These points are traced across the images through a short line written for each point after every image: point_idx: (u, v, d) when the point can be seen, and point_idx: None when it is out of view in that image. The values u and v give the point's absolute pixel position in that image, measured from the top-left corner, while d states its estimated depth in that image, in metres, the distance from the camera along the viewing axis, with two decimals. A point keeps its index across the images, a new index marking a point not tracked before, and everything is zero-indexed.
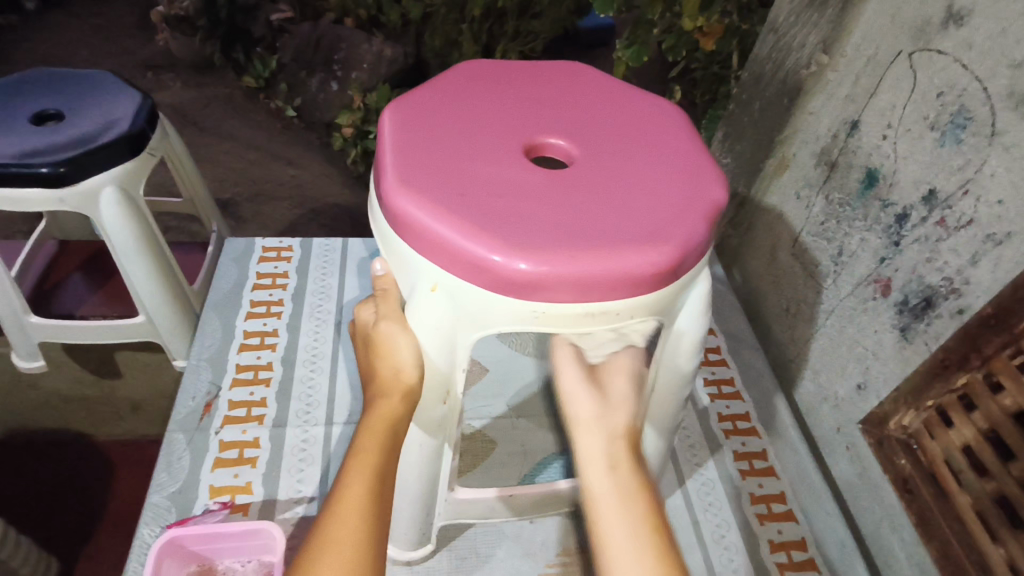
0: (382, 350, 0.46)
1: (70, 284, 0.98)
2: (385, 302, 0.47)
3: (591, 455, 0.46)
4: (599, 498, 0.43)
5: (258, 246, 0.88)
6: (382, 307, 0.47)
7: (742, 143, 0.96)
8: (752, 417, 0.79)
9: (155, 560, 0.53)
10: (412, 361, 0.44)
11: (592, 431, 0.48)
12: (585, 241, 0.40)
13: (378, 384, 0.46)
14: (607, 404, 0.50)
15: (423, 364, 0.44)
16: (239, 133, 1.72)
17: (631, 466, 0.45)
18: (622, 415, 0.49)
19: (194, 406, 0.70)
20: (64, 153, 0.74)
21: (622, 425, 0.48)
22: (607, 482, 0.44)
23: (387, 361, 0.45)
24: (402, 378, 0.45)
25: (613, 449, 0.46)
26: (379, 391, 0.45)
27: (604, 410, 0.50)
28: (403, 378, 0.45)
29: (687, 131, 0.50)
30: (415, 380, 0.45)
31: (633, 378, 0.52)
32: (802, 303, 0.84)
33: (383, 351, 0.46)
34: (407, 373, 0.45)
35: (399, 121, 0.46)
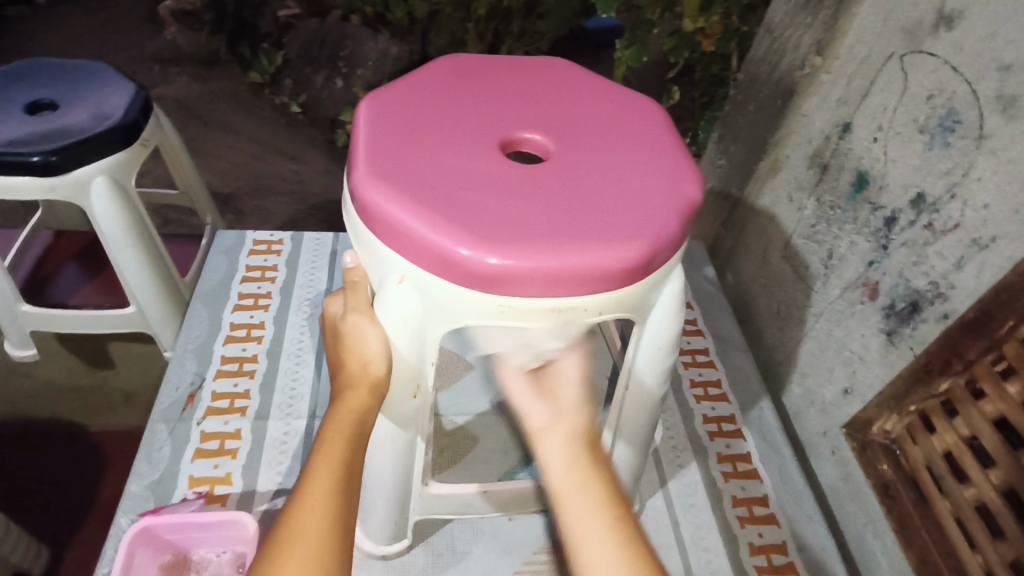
0: (350, 343, 0.46)
1: (64, 273, 0.99)
2: (353, 296, 0.47)
3: (550, 455, 0.49)
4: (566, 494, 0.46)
5: (248, 239, 0.89)
6: (350, 300, 0.47)
7: (737, 145, 0.96)
8: (738, 419, 0.78)
9: (127, 548, 0.54)
10: (380, 353, 0.44)
11: (548, 436, 0.51)
12: (554, 236, 0.40)
13: (344, 376, 0.45)
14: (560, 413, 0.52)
15: (390, 356, 0.44)
16: (242, 128, 1.72)
17: (587, 462, 0.48)
18: (573, 418, 0.52)
19: (176, 397, 0.70)
20: (57, 142, 0.75)
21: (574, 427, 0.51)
22: (571, 486, 0.46)
23: (354, 353, 0.45)
24: (369, 371, 0.44)
25: (571, 453, 0.49)
26: (345, 383, 0.44)
27: (558, 416, 0.52)
28: (370, 370, 0.44)
29: (665, 128, 0.49)
30: (382, 372, 0.44)
31: (577, 375, 0.54)
32: (791, 305, 0.83)
33: (351, 343, 0.45)
34: (374, 365, 0.44)
35: (374, 113, 0.46)
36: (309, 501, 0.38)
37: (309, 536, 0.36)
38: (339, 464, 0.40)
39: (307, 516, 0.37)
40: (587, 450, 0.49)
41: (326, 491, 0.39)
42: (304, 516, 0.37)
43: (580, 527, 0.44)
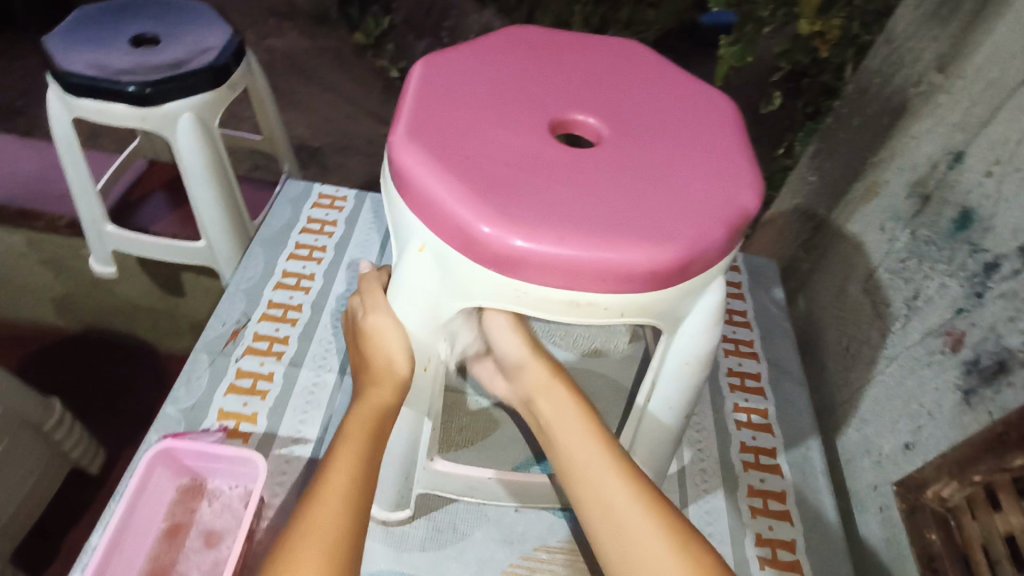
0: (372, 339, 0.45)
1: (150, 201, 1.05)
2: (372, 293, 0.46)
3: (559, 435, 0.49)
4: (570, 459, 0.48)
5: (314, 191, 0.91)
6: (369, 300, 0.46)
7: (833, 161, 0.88)
8: (779, 454, 0.73)
9: (147, 465, 0.56)
10: (403, 352, 0.44)
11: (551, 404, 0.51)
12: (584, 226, 0.37)
13: (370, 372, 0.46)
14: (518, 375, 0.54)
15: (411, 344, 0.44)
16: (340, 86, 1.77)
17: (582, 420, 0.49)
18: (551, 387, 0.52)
19: (221, 332, 0.73)
20: (152, 75, 0.79)
21: (572, 402, 0.50)
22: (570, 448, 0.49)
23: (378, 348, 0.45)
24: (394, 370, 0.45)
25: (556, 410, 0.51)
26: (370, 380, 0.45)
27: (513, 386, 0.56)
28: (395, 367, 0.45)
29: (733, 127, 0.45)
30: (407, 372, 0.45)
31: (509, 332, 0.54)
32: (863, 343, 0.76)
33: (373, 341, 0.45)
34: (399, 364, 0.44)
35: (427, 76, 0.45)
36: (322, 504, 0.40)
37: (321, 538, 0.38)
38: (356, 468, 0.42)
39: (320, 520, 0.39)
40: (595, 429, 0.49)
41: (341, 494, 0.40)
42: (317, 519, 0.39)
43: (612, 507, 0.45)
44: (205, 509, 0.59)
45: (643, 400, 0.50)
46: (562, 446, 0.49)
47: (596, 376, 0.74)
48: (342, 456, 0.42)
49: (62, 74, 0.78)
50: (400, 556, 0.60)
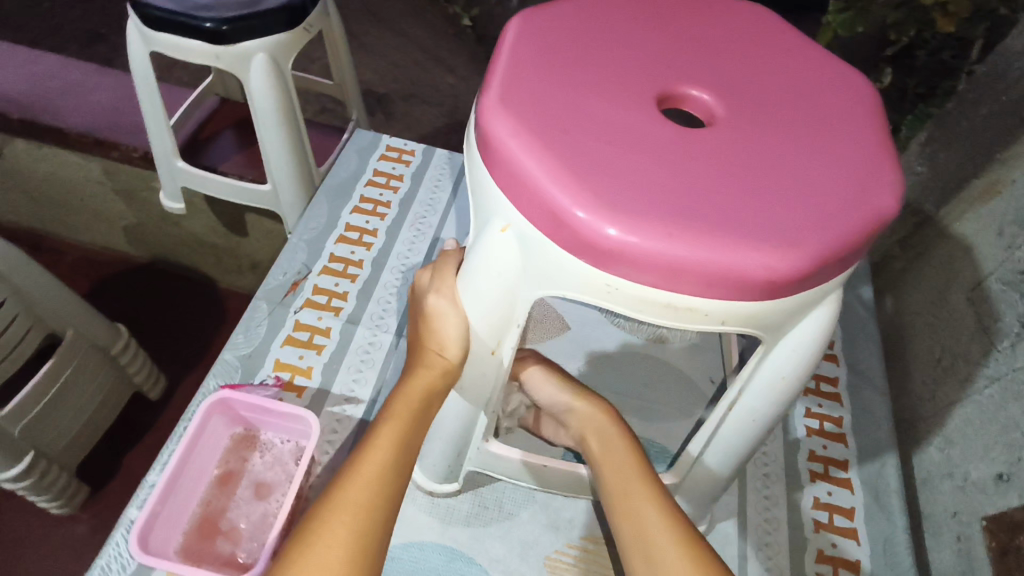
0: (431, 322, 0.44)
1: (220, 140, 1.05)
2: (438, 273, 0.45)
3: (604, 459, 0.49)
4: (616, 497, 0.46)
5: (383, 143, 0.88)
6: (435, 278, 0.45)
7: (949, 152, 0.79)
8: (851, 467, 0.68)
9: (205, 413, 0.56)
10: (457, 339, 0.42)
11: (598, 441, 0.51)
12: (693, 222, 0.32)
13: (422, 354, 0.45)
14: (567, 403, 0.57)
15: (468, 340, 0.42)
16: (411, 32, 1.72)
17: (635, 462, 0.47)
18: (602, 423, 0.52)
19: (282, 281, 0.72)
20: (230, 12, 0.76)
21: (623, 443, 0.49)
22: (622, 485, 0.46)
23: (433, 332, 0.44)
24: (445, 356, 0.44)
25: (608, 446, 0.50)
26: (419, 362, 0.44)
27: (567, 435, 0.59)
28: (447, 354, 0.44)
29: (868, 114, 0.39)
30: (457, 359, 0.43)
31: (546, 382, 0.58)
32: (959, 358, 0.69)
33: (428, 325, 0.44)
34: (451, 352, 0.43)
35: (524, 34, 0.40)
36: (359, 477, 0.38)
37: (353, 510, 0.36)
38: (398, 445, 0.40)
39: (353, 492, 0.37)
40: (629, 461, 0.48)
41: (378, 470, 0.39)
42: (349, 490, 0.37)
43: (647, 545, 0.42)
44: (256, 460, 0.59)
45: (696, 449, 0.49)
46: (604, 484, 0.48)
47: (661, 364, 0.69)
48: (387, 431, 0.41)
49: (143, 6, 0.76)
50: (445, 529, 0.59)
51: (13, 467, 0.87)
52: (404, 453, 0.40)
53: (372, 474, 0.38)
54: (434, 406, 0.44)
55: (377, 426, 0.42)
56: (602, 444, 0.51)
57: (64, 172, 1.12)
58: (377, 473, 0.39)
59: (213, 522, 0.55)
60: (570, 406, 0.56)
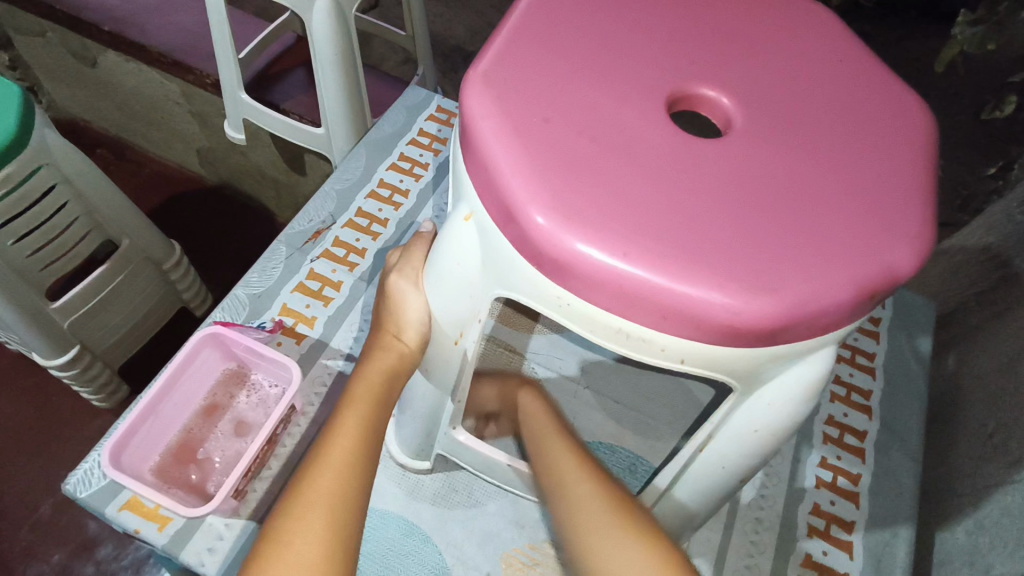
0: (395, 303, 0.44)
1: (289, 77, 1.06)
2: (410, 254, 0.45)
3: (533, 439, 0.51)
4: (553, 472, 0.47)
5: (434, 102, 0.86)
6: (407, 258, 0.45)
7: None
8: (856, 531, 0.62)
9: (197, 344, 0.57)
10: (418, 321, 0.41)
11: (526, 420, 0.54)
12: (660, 243, 0.29)
13: (381, 334, 0.44)
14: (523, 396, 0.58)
15: (429, 326, 0.41)
16: None
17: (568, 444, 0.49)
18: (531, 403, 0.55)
19: (305, 228, 0.73)
20: None
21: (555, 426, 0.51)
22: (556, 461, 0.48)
23: (398, 314, 0.43)
24: (403, 339, 0.43)
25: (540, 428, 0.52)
26: (377, 342, 0.43)
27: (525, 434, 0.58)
28: (404, 337, 0.43)
29: (915, 151, 0.34)
30: (416, 345, 0.42)
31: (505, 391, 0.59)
32: (1012, 437, 0.60)
33: (392, 305, 0.44)
34: (408, 335, 0.42)
35: (536, 6, 0.37)
36: (329, 463, 0.37)
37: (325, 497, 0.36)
38: (365, 431, 0.40)
39: (322, 479, 0.36)
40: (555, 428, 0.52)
41: (346, 456, 0.38)
42: (319, 478, 0.37)
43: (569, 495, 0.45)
44: (242, 398, 0.60)
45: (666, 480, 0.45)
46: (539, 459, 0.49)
47: (668, 381, 0.66)
48: (353, 415, 0.40)
49: None
50: (408, 503, 0.58)
51: (60, 356, 0.93)
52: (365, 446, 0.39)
53: (341, 460, 0.37)
54: (397, 391, 0.43)
55: (339, 415, 0.40)
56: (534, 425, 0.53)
57: (149, 88, 1.17)
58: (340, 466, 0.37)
59: (191, 450, 0.57)
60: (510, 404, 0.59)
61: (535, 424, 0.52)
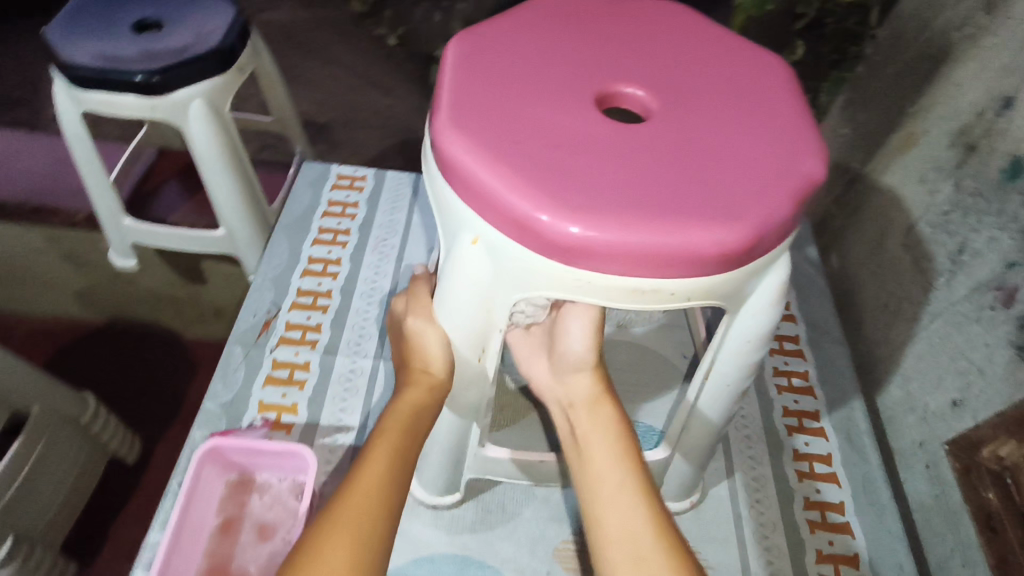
0: (412, 343, 0.47)
1: (165, 190, 1.03)
2: (414, 297, 0.48)
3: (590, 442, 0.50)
4: (604, 480, 0.47)
5: (333, 173, 0.89)
6: (412, 302, 0.48)
7: (867, 112, 0.83)
8: (823, 417, 0.72)
9: (198, 464, 0.56)
10: (441, 355, 0.45)
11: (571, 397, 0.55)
12: (645, 211, 0.35)
13: (407, 375, 0.47)
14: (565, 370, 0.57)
15: (451, 355, 0.45)
16: (340, 57, 1.68)
17: (625, 450, 0.49)
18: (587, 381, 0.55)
19: (253, 323, 0.72)
20: (161, 62, 0.76)
21: (612, 425, 0.51)
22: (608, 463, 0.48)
23: (417, 354, 0.47)
24: (431, 372, 0.46)
25: (596, 422, 0.51)
26: (406, 381, 0.46)
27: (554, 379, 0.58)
28: (431, 369, 0.46)
29: (785, 93, 0.43)
30: (444, 374, 0.46)
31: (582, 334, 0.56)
32: (904, 300, 0.73)
33: (412, 346, 0.47)
34: (436, 367, 0.46)
35: (463, 56, 0.43)
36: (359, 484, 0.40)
37: (356, 514, 0.38)
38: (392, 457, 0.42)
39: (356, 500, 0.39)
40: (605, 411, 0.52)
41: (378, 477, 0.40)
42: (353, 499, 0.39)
43: (616, 508, 0.45)
44: (256, 502, 0.59)
45: (684, 419, 0.53)
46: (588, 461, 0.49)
47: (635, 348, 0.73)
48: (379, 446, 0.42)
49: (67, 66, 0.75)
50: (453, 538, 0.60)
51: None
52: (400, 465, 0.42)
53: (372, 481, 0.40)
54: (429, 422, 0.45)
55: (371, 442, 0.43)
56: (591, 421, 0.52)
57: None
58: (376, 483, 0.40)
59: (222, 571, 0.55)
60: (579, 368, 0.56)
61: (592, 422, 0.52)
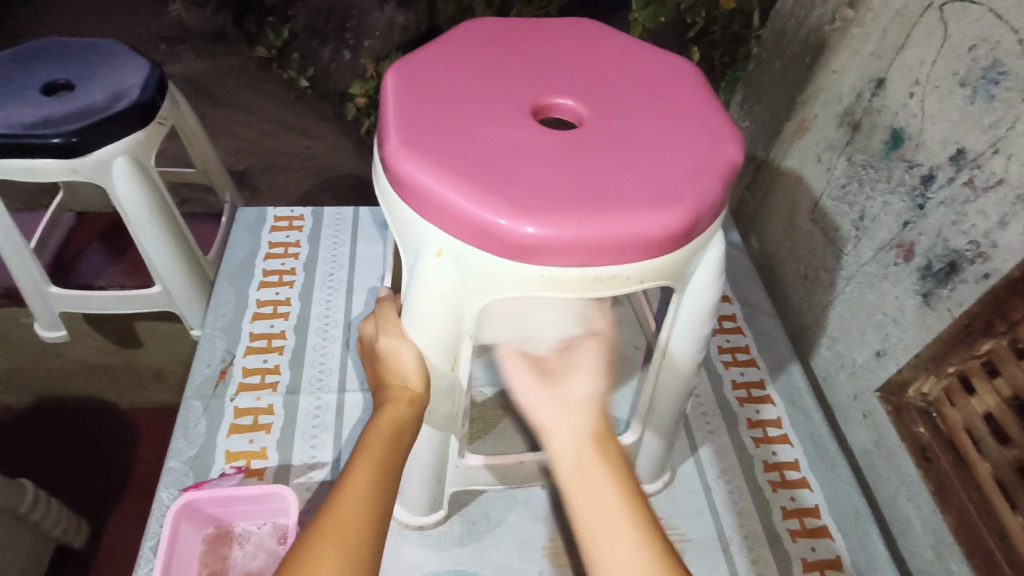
0: (386, 361, 0.48)
1: (88, 254, 0.99)
2: (383, 317, 0.50)
3: (575, 468, 0.46)
4: (585, 501, 0.44)
5: (269, 216, 0.88)
6: (382, 321, 0.49)
7: (761, 105, 0.92)
8: (767, 385, 0.78)
9: (173, 521, 0.55)
10: (416, 369, 0.47)
11: (557, 432, 0.49)
12: (594, 205, 0.39)
13: (385, 391, 0.48)
14: (568, 400, 0.51)
15: (425, 366, 0.47)
16: (252, 104, 1.66)
17: (605, 469, 0.46)
18: (585, 411, 0.50)
19: (208, 374, 0.71)
20: (79, 122, 0.74)
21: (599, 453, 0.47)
22: (583, 477, 0.46)
23: (392, 370, 0.48)
24: (409, 386, 0.47)
25: (579, 443, 0.48)
26: (385, 397, 0.47)
27: (559, 405, 0.51)
28: (410, 384, 0.47)
29: (698, 90, 0.49)
30: (421, 387, 0.47)
31: (589, 369, 0.53)
32: (820, 269, 0.80)
33: (387, 362, 0.48)
34: (414, 381, 0.47)
35: (403, 84, 0.45)
36: (345, 496, 0.39)
37: (343, 525, 0.38)
38: (377, 469, 0.42)
39: (343, 511, 0.38)
40: (603, 448, 0.47)
41: (365, 488, 0.40)
42: (340, 511, 0.38)
43: (604, 532, 0.42)
44: (237, 553, 0.57)
45: (647, 400, 0.57)
46: (574, 489, 0.45)
47: None
48: (363, 459, 0.42)
49: None
50: (443, 556, 0.61)
51: None
52: (385, 475, 0.42)
53: (359, 492, 0.40)
54: (411, 435, 0.46)
55: (354, 456, 0.43)
56: (575, 448, 0.48)
57: None
58: (364, 494, 0.40)
59: None
60: (580, 399, 0.51)
61: (576, 447, 0.48)
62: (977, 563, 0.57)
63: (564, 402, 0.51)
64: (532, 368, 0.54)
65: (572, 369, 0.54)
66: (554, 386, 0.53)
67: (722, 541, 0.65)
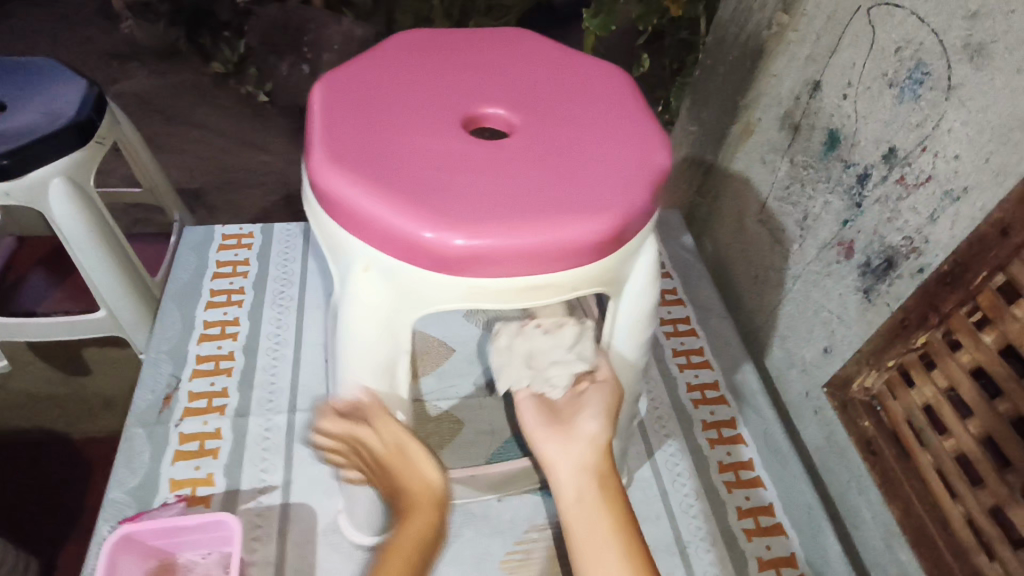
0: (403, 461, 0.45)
1: (30, 280, 0.95)
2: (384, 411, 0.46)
3: (578, 522, 0.44)
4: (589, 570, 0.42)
5: (217, 234, 0.87)
6: (383, 418, 0.45)
7: (707, 110, 0.93)
8: (721, 385, 0.79)
9: (110, 554, 0.53)
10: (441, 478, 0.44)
11: (560, 471, 0.46)
12: (522, 214, 0.39)
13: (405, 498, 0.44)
14: (573, 437, 0.48)
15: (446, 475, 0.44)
16: (206, 120, 1.63)
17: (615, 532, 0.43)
18: (588, 450, 0.47)
19: (152, 400, 0.69)
20: (9, 143, 0.71)
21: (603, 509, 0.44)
22: (588, 535, 0.43)
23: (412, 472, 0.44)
24: (434, 490, 0.44)
25: (584, 487, 0.45)
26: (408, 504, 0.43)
27: (566, 448, 0.47)
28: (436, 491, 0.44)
29: (629, 96, 0.49)
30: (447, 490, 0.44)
31: (598, 408, 0.49)
32: (769, 268, 0.81)
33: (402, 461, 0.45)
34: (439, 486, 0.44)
35: (331, 97, 0.45)
36: None
37: None
38: None
39: None
40: (604, 486, 0.45)
41: None
42: None
43: None
44: None
45: None
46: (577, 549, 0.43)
47: None
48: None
49: None
50: None
51: None
52: None
53: None
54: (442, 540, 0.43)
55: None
56: (581, 500, 0.44)
57: None
58: None
59: None
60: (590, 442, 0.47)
61: (585, 501, 0.44)
62: (922, 553, 0.58)
63: (573, 447, 0.47)
64: (543, 409, 0.50)
65: (584, 406, 0.49)
66: (562, 425, 0.49)
67: (679, 545, 0.65)
